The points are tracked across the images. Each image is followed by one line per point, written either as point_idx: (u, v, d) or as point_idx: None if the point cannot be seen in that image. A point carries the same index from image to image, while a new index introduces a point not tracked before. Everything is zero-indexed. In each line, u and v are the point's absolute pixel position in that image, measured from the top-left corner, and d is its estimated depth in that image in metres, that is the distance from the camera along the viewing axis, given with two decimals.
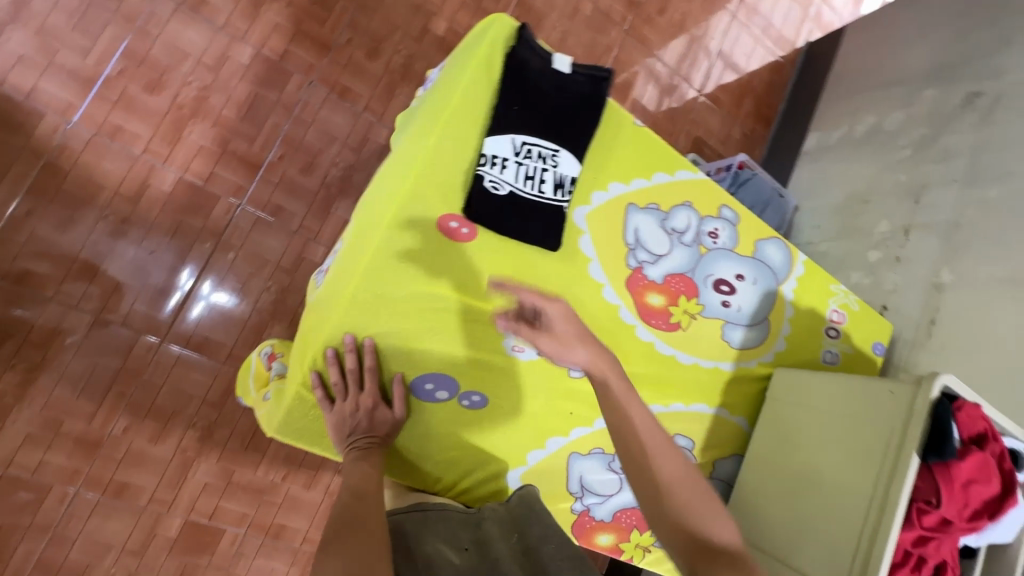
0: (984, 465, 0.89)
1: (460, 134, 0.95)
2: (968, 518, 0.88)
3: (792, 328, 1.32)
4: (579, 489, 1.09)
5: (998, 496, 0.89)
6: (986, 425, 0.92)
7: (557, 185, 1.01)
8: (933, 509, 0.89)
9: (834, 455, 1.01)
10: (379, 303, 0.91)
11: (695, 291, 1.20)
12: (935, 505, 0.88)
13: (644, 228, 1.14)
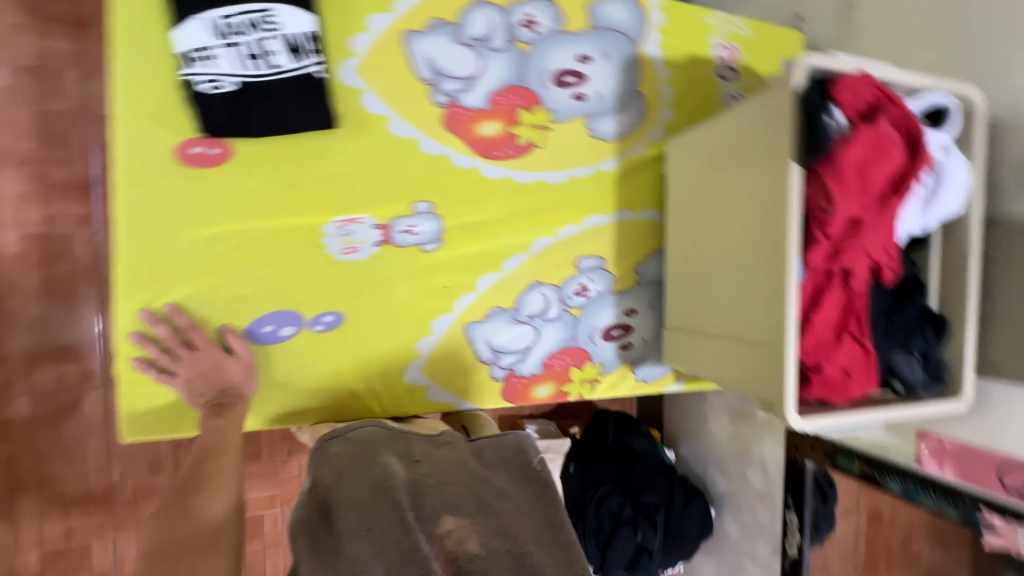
0: (878, 139, 0.74)
1: (143, 40, 0.78)
2: (875, 206, 0.76)
3: (675, 89, 1.12)
4: (490, 354, 1.02)
5: (903, 167, 0.75)
6: (874, 93, 0.76)
7: (292, 53, 0.83)
8: (832, 214, 0.76)
9: (734, 207, 0.89)
10: (162, 270, 0.82)
11: (535, 98, 1.01)
12: (831, 209, 0.75)
13: (438, 53, 0.94)
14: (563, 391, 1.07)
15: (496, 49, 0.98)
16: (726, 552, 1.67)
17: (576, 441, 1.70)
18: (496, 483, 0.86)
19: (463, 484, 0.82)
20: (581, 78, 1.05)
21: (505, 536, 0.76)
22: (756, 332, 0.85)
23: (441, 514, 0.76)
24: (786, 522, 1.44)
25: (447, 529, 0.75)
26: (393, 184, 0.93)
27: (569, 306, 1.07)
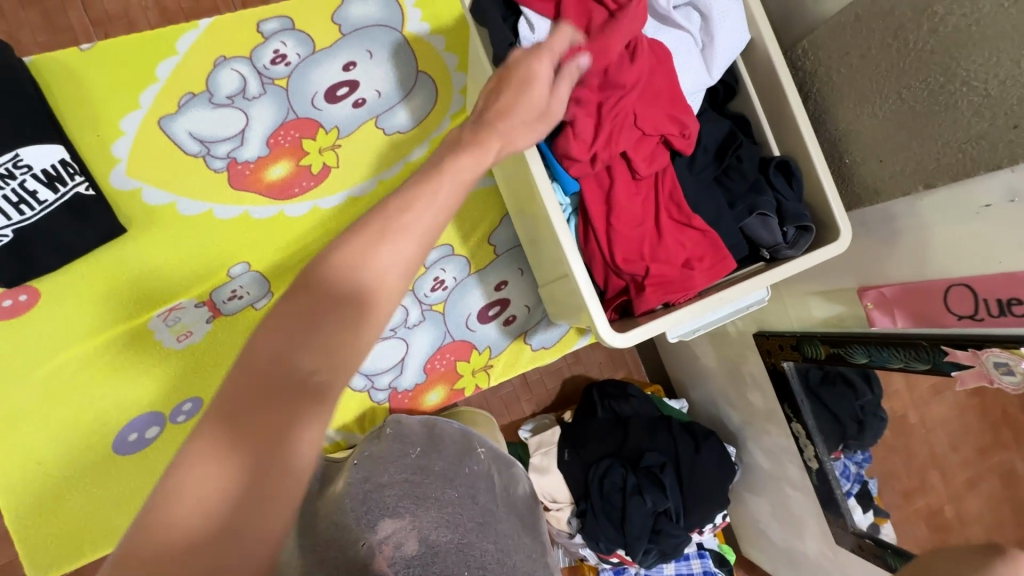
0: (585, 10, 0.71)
1: None
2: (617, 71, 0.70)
3: (457, 54, 1.08)
4: (364, 382, 1.00)
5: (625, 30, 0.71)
6: None
7: (52, 182, 0.88)
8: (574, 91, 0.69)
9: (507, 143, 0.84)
10: (15, 420, 0.89)
11: (314, 124, 1.01)
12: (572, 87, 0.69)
13: (198, 125, 0.96)
14: (457, 389, 1.04)
15: (256, 97, 0.99)
16: (765, 487, 1.50)
17: (567, 424, 1.61)
18: (440, 472, 0.92)
19: (404, 483, 0.89)
20: (353, 85, 1.03)
21: (448, 526, 0.85)
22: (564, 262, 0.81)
23: (382, 518, 0.84)
24: (796, 435, 1.27)
25: (390, 533, 0.82)
26: (200, 258, 0.96)
27: (431, 305, 1.03)
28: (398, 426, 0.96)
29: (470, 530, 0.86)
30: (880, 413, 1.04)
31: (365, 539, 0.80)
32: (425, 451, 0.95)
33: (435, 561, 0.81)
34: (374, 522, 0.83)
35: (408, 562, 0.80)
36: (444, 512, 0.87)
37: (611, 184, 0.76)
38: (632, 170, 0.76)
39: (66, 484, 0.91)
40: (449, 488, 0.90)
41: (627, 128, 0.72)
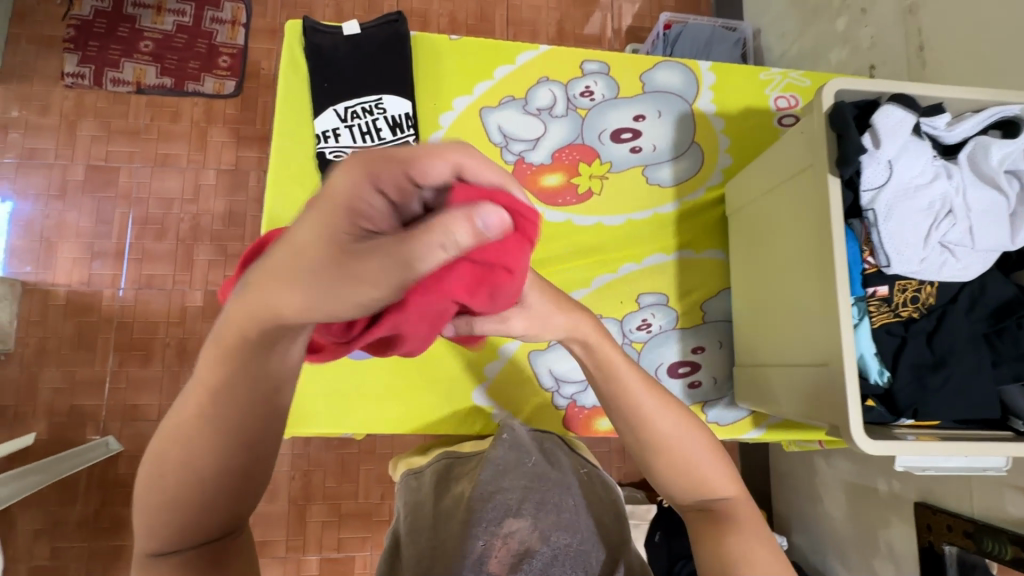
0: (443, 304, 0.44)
1: (290, 126, 1.07)
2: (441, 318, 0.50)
3: (732, 138, 1.19)
4: (552, 383, 1.09)
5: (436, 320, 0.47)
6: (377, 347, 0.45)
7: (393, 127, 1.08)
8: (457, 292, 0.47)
9: (790, 229, 0.90)
10: None
11: (594, 153, 1.15)
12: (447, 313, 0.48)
13: (507, 122, 1.14)
14: None
15: (558, 116, 1.15)
16: None
17: (663, 508, 1.57)
18: (557, 479, 0.87)
19: (523, 489, 0.84)
20: (637, 134, 1.17)
21: (567, 529, 0.77)
22: (814, 354, 0.83)
23: (506, 516, 0.79)
24: None
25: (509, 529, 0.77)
26: None
27: (632, 340, 1.11)
28: (512, 431, 0.96)
29: (588, 537, 0.78)
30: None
31: (487, 540, 0.76)
32: (542, 459, 0.91)
33: (557, 563, 0.73)
34: (496, 518, 0.79)
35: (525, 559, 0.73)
36: (561, 513, 0.80)
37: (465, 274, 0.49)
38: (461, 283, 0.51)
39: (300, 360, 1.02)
40: (566, 494, 0.84)
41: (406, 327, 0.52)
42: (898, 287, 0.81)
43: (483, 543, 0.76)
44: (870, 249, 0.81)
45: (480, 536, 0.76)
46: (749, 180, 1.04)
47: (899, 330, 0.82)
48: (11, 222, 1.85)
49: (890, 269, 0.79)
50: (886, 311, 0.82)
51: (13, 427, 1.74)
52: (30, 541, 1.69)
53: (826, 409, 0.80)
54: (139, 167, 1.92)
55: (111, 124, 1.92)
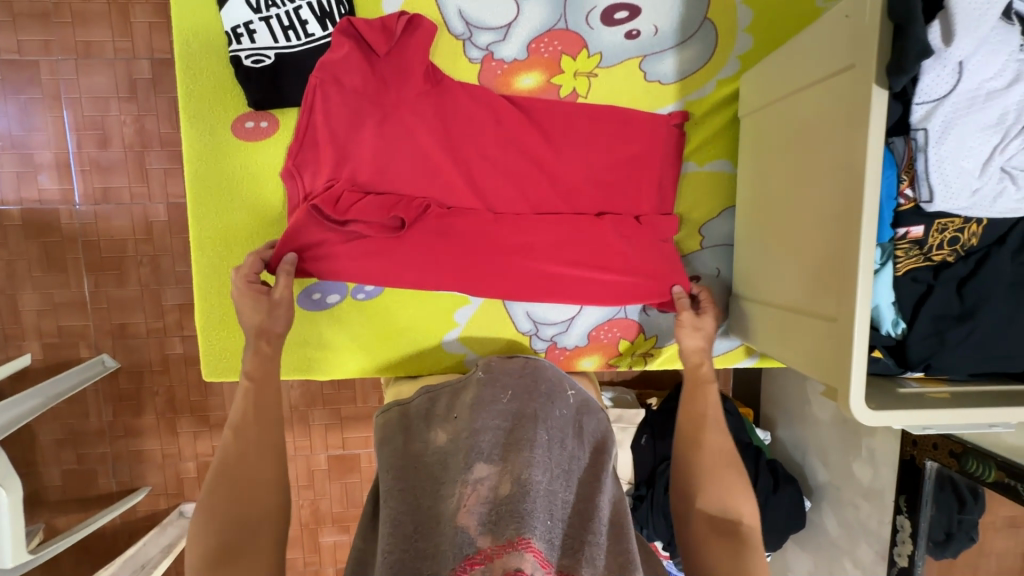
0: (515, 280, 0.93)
1: (192, 22, 0.84)
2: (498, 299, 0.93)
3: (755, 10, 0.94)
4: (530, 326, 0.99)
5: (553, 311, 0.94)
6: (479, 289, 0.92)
7: (323, 20, 0.85)
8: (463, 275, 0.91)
9: (811, 149, 0.74)
10: (226, 236, 0.91)
11: (580, 42, 0.93)
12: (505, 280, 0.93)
13: (469, 4, 0.90)
14: (612, 364, 1.02)
15: None
16: (822, 550, 1.46)
17: (651, 411, 1.59)
18: (533, 415, 0.79)
19: (498, 432, 0.76)
20: (634, 12, 0.93)
21: (541, 467, 0.70)
22: (825, 304, 0.71)
23: (473, 460, 0.71)
24: (895, 527, 1.21)
25: (479, 475, 0.69)
26: None
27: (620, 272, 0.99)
28: (489, 369, 0.89)
29: (557, 479, 0.71)
30: (972, 535, 1.08)
31: (455, 489, 0.68)
32: (516, 396, 0.82)
33: (527, 501, 0.65)
34: (466, 468, 0.70)
35: (494, 507, 0.66)
36: (534, 451, 0.72)
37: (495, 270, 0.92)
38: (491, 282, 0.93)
39: None
40: (540, 429, 0.76)
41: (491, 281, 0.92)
42: (936, 227, 0.66)
43: (453, 499, 0.67)
44: (910, 179, 0.65)
45: (448, 490, 0.69)
46: (773, 77, 0.82)
47: (926, 277, 0.69)
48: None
49: (931, 206, 0.64)
50: (916, 255, 0.68)
51: (8, 350, 1.75)
52: (56, 449, 1.80)
53: (823, 365, 0.71)
54: (61, 61, 1.64)
55: (13, 5, 1.61)
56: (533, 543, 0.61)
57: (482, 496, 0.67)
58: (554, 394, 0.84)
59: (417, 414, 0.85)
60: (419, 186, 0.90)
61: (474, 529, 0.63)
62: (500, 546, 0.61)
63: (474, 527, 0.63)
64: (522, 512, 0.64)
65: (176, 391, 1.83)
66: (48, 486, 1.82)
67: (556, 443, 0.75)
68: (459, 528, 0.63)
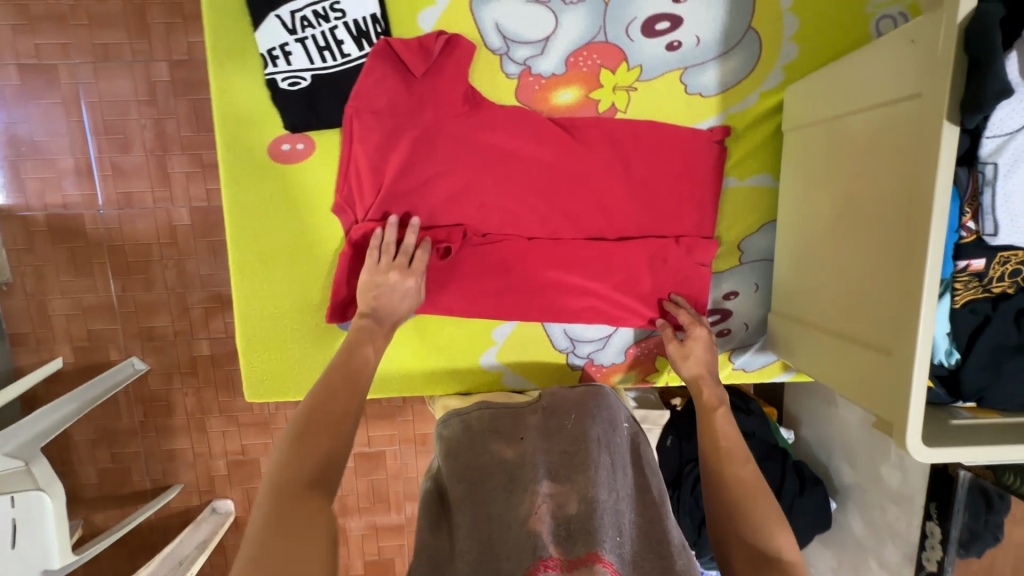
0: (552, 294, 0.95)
1: (227, 44, 0.83)
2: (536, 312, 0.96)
3: (801, 19, 0.91)
4: (567, 343, 0.99)
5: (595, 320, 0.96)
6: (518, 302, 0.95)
7: (359, 40, 0.83)
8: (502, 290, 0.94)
9: (866, 176, 0.72)
10: (265, 260, 0.91)
11: (620, 55, 0.90)
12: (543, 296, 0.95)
13: (507, 18, 0.87)
14: (648, 380, 1.03)
15: (575, 3, 0.87)
16: (846, 550, 1.48)
17: (676, 413, 1.60)
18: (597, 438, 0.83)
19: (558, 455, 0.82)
20: (676, 23, 0.90)
21: (606, 488, 0.75)
22: (881, 337, 0.70)
23: (540, 477, 0.76)
24: (924, 532, 1.22)
25: (546, 490, 0.74)
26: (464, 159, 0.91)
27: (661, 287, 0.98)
28: (553, 393, 0.94)
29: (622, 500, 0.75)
30: (999, 533, 1.14)
31: (524, 500, 0.73)
32: (579, 419, 0.87)
33: (596, 517, 0.69)
34: (535, 482, 0.75)
35: (563, 519, 0.69)
36: (599, 474, 0.77)
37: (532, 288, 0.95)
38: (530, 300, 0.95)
39: (292, 333, 0.94)
40: (603, 453, 0.81)
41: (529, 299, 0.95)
42: (998, 260, 0.65)
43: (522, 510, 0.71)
44: (974, 211, 0.63)
45: (517, 502, 0.73)
46: (826, 94, 0.80)
47: (985, 308, 0.68)
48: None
49: (995, 239, 0.62)
50: (975, 287, 0.67)
51: (40, 353, 1.78)
52: (91, 448, 1.85)
53: (874, 395, 0.71)
54: (79, 64, 1.63)
55: (30, 8, 1.59)
56: (604, 554, 0.62)
57: (550, 506, 0.71)
58: (608, 418, 0.88)
59: (480, 428, 0.88)
60: (460, 207, 0.91)
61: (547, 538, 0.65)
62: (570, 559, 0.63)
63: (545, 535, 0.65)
64: (591, 527, 0.67)
65: (205, 392, 1.86)
66: (84, 483, 1.87)
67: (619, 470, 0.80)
68: (532, 534, 0.65)
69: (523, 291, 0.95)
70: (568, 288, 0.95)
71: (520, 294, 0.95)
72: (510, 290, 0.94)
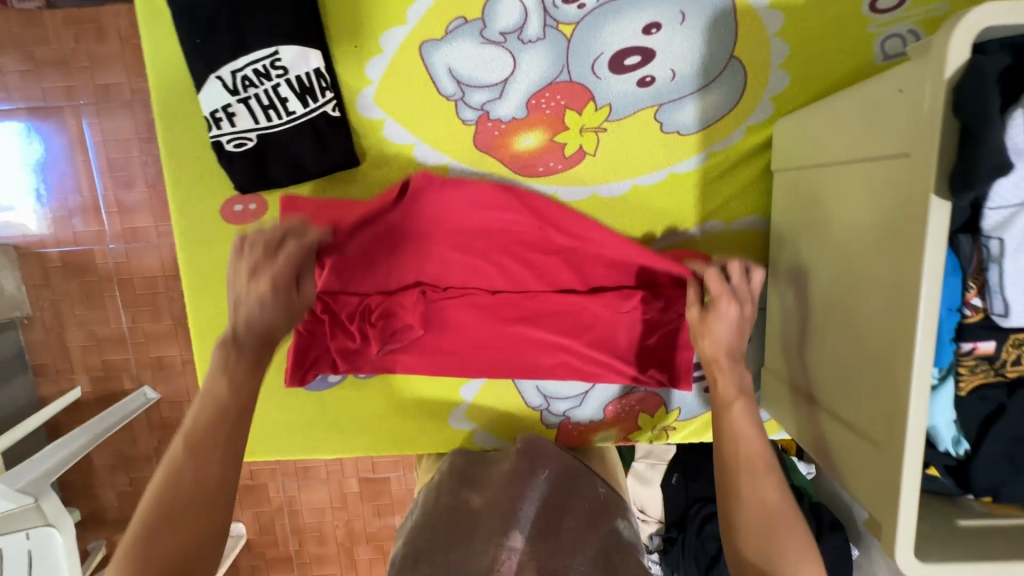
0: (523, 348, 0.90)
1: (172, 107, 0.80)
2: (506, 369, 0.90)
3: (792, 43, 0.81)
4: (541, 400, 0.93)
5: (571, 372, 0.90)
6: (488, 359, 0.90)
7: (304, 95, 0.79)
8: (469, 343, 0.89)
9: (853, 234, 0.64)
10: (223, 321, 0.89)
11: (586, 94, 0.83)
12: (515, 350, 0.90)
13: (460, 61, 0.81)
14: (629, 439, 0.95)
15: (533, 42, 0.80)
16: None
17: (683, 448, 1.51)
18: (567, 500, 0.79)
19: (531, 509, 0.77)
20: (648, 56, 0.81)
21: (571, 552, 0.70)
22: (871, 422, 0.61)
23: (509, 529, 0.72)
24: None
25: (512, 544, 0.70)
26: None
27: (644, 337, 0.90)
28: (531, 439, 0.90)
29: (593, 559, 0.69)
30: None
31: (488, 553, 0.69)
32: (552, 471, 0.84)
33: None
34: (501, 533, 0.72)
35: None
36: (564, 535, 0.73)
37: (500, 342, 0.90)
38: (499, 355, 0.90)
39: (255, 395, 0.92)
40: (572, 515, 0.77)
41: (497, 355, 0.90)
42: (1011, 343, 0.55)
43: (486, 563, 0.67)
44: (979, 287, 0.54)
45: (480, 554, 0.69)
46: (813, 136, 0.70)
47: (998, 395, 0.58)
48: (34, 170, 1.72)
49: (1006, 320, 0.53)
50: (985, 371, 0.57)
51: (61, 382, 1.85)
52: (110, 472, 1.92)
53: (865, 485, 0.62)
54: (84, 105, 1.66)
55: (36, 54, 1.63)
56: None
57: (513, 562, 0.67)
58: (589, 486, 0.83)
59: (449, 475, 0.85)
60: (420, 258, 0.86)
61: None
62: None
63: None
64: None
65: None
66: (105, 505, 1.94)
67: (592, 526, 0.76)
68: None
69: (492, 346, 0.90)
70: (538, 342, 0.89)
71: (488, 348, 0.90)
72: (478, 345, 0.90)
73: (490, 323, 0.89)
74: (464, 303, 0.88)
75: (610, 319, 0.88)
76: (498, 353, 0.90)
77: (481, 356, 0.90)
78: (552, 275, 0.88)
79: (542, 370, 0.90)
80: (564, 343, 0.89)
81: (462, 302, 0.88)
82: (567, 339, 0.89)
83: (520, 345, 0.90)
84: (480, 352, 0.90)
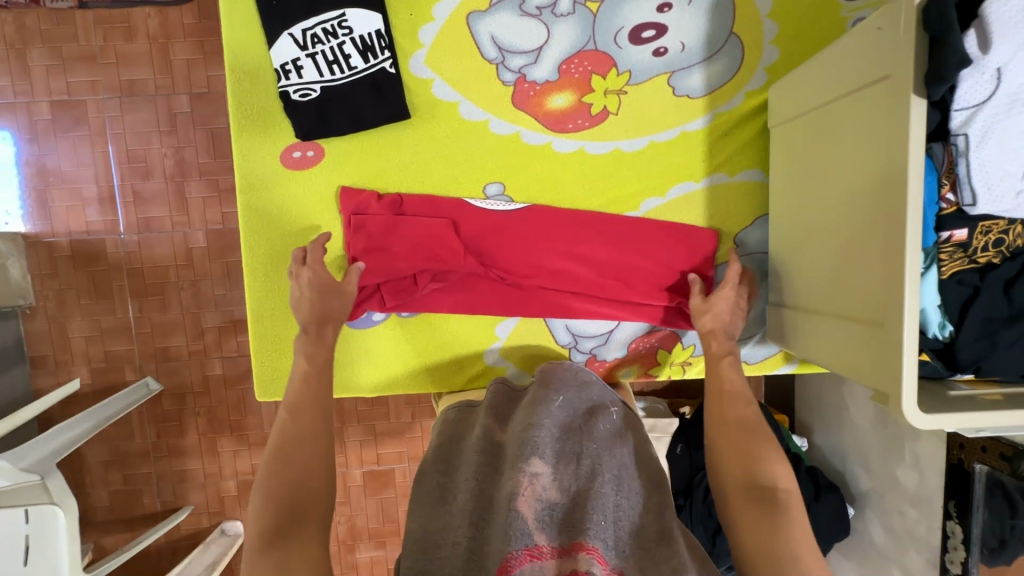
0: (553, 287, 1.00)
1: (244, 61, 0.89)
2: (538, 306, 1.00)
3: (780, 22, 0.96)
4: (569, 339, 1.03)
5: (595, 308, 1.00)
6: (523, 296, 1.00)
7: (364, 51, 0.90)
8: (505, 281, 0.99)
9: (838, 158, 0.77)
10: (276, 259, 0.95)
11: (609, 61, 0.96)
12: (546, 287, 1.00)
13: (501, 30, 0.93)
14: (650, 373, 1.06)
15: (565, 16, 0.93)
16: (869, 558, 1.43)
17: (686, 420, 1.58)
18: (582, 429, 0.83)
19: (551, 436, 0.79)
20: (662, 30, 0.95)
21: (586, 475, 0.74)
22: (866, 309, 0.73)
23: (529, 455, 0.74)
24: (945, 533, 1.18)
25: (534, 470, 0.72)
26: (465, 163, 0.97)
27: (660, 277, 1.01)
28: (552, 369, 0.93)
29: (606, 483, 0.74)
30: None
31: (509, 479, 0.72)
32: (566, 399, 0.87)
33: (575, 508, 0.69)
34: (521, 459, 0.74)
35: (548, 508, 0.69)
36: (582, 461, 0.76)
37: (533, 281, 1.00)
38: (531, 294, 1.00)
39: (302, 332, 0.97)
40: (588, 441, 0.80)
41: (530, 293, 1.00)
42: (980, 230, 0.68)
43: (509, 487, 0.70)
44: (951, 183, 0.66)
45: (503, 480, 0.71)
46: (801, 88, 0.85)
47: (972, 279, 0.70)
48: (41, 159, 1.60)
49: (974, 208, 0.65)
50: (960, 257, 0.69)
51: (60, 376, 1.69)
52: (104, 470, 1.77)
53: (864, 365, 0.74)
54: (107, 99, 1.58)
55: (63, 50, 1.55)
56: (587, 544, 0.64)
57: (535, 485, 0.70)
58: (603, 410, 0.88)
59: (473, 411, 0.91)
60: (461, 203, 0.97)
61: (531, 523, 0.66)
62: (553, 551, 0.64)
63: (530, 522, 0.65)
64: (577, 520, 0.68)
65: (217, 411, 1.76)
66: (95, 507, 1.78)
67: (605, 451, 0.79)
68: (516, 516, 0.65)
69: (525, 285, 1.00)
70: (567, 281, 1.00)
71: (522, 287, 1.00)
72: (513, 283, 1.00)
73: (524, 263, 0.99)
74: (501, 245, 0.98)
75: (629, 259, 1.00)
76: (531, 291, 1.00)
77: (516, 293, 1.00)
78: (577, 220, 0.99)
79: (570, 306, 1.00)
80: (589, 281, 1.00)
81: (498, 245, 0.98)
82: (592, 279, 1.00)
83: (551, 284, 1.00)
84: (515, 290, 1.00)
